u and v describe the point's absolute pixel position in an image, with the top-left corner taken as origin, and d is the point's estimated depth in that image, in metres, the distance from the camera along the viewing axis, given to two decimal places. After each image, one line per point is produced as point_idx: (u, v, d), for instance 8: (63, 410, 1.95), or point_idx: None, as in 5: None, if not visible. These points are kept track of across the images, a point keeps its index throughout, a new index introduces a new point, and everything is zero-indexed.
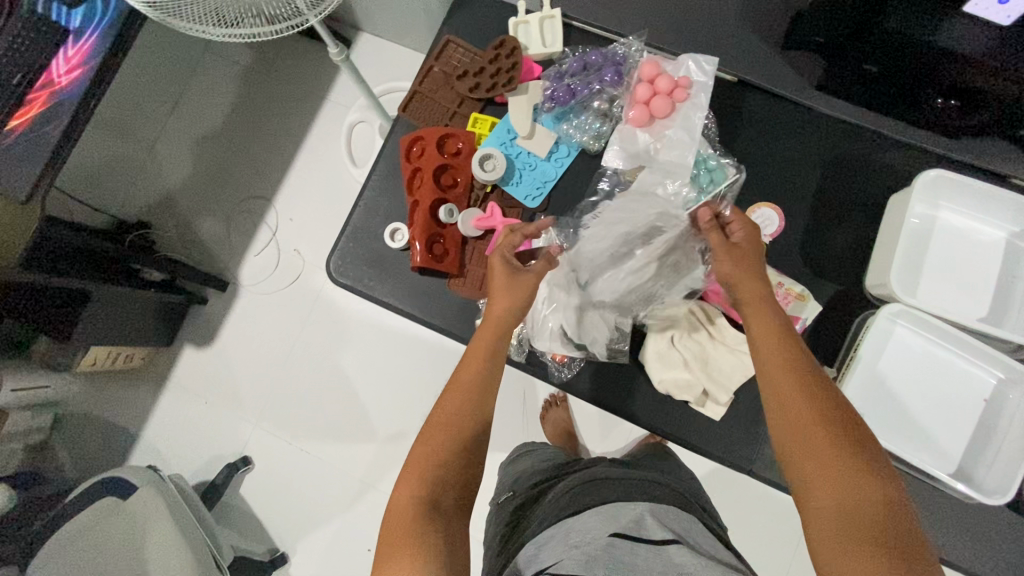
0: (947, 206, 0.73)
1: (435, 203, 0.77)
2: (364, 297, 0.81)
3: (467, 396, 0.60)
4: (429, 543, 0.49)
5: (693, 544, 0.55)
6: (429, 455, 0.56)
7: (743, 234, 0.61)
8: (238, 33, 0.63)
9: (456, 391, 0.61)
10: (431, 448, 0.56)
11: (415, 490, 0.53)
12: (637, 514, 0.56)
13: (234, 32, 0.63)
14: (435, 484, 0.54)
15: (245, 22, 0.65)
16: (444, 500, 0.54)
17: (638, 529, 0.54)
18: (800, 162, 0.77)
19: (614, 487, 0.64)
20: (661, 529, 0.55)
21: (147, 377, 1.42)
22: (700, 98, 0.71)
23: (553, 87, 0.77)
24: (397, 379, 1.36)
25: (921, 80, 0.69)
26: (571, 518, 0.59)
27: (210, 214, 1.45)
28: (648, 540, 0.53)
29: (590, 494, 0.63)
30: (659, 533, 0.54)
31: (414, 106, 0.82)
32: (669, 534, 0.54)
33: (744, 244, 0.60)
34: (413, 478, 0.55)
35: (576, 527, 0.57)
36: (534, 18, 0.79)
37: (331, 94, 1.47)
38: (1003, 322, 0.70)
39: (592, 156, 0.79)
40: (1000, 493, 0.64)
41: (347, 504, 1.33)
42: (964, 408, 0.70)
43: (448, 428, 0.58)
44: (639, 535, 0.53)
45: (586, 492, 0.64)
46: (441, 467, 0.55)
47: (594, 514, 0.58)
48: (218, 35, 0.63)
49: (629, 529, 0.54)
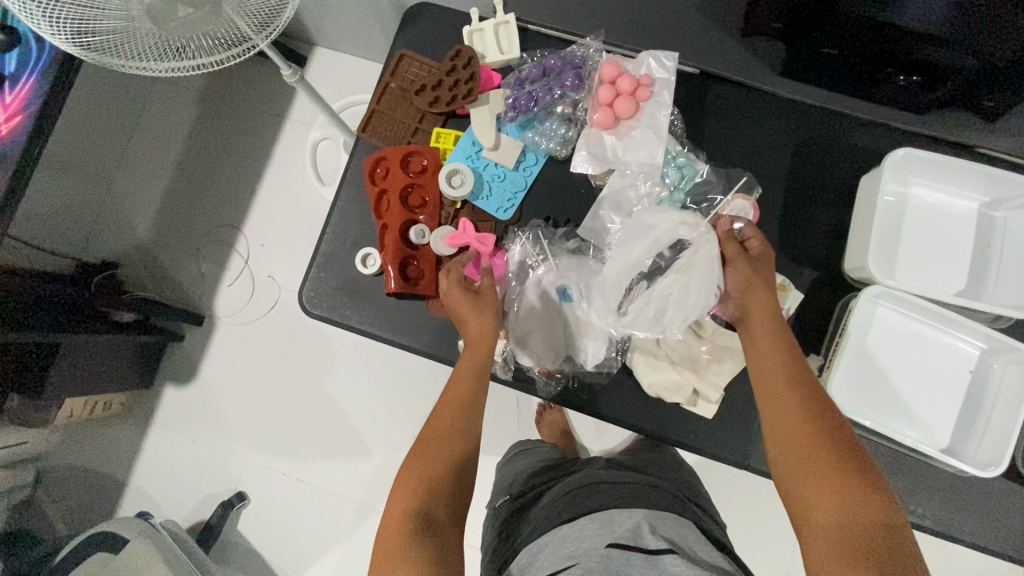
0: (918, 183, 0.73)
1: (405, 224, 0.74)
2: (340, 326, 0.79)
3: (459, 411, 0.62)
4: (419, 562, 0.50)
5: (690, 550, 0.54)
6: (418, 466, 0.58)
7: (756, 247, 0.66)
8: (180, 66, 0.59)
9: (448, 405, 0.63)
10: (425, 461, 0.58)
11: (409, 503, 0.55)
12: (632, 522, 0.56)
13: (175, 65, 0.59)
14: (427, 502, 0.55)
15: (189, 53, 0.62)
16: (434, 515, 0.54)
17: (634, 537, 0.54)
18: (768, 149, 0.76)
19: (607, 492, 0.64)
20: (656, 536, 0.54)
21: (127, 420, 1.38)
22: (664, 95, 0.70)
23: (515, 96, 0.76)
24: (387, 397, 1.34)
25: (882, 58, 0.67)
26: (566, 527, 0.60)
27: (180, 247, 1.41)
28: (642, 548, 0.52)
29: (585, 501, 0.63)
30: (655, 542, 0.53)
31: (374, 124, 0.79)
32: (664, 542, 0.53)
33: (759, 257, 0.65)
34: (406, 488, 0.56)
35: (572, 537, 0.57)
36: (489, 25, 0.77)
37: (291, 113, 1.43)
38: (981, 294, 0.70)
39: (560, 163, 0.77)
40: (994, 465, 0.65)
41: (348, 531, 1.31)
42: (952, 382, 0.70)
43: (440, 439, 0.60)
44: (635, 543, 0.53)
45: (579, 497, 0.64)
46: (436, 480, 0.57)
47: (591, 523, 0.58)
48: (159, 71, 0.59)
49: (625, 538, 0.54)
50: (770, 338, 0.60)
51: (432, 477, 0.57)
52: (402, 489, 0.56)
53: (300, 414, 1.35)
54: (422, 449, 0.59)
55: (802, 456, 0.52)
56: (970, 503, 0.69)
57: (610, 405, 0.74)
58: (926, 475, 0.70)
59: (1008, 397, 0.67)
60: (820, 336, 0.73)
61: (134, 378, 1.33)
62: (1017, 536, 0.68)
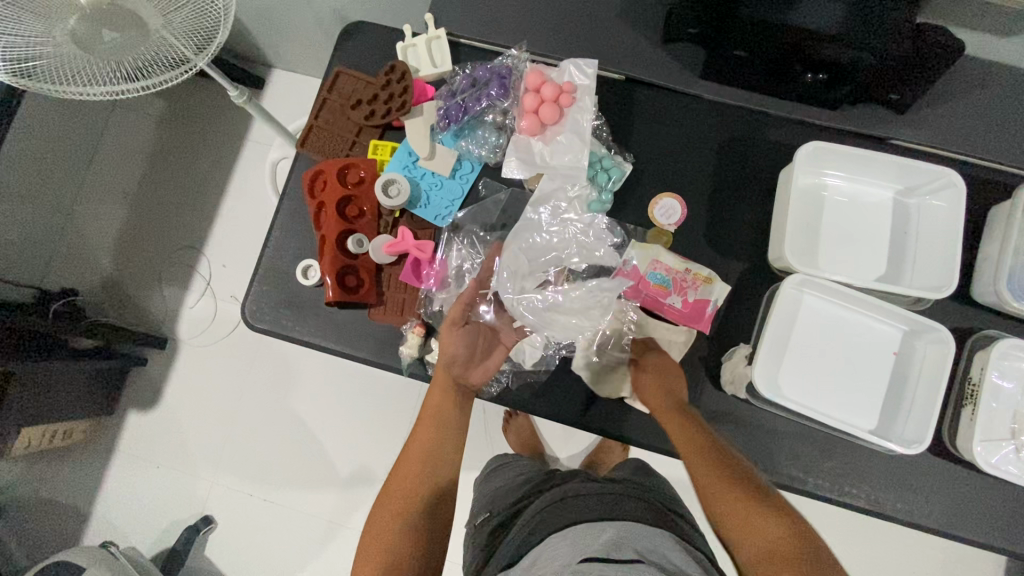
0: (834, 174, 0.76)
1: (342, 235, 0.75)
2: (284, 339, 0.79)
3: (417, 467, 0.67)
4: None
5: (665, 559, 0.50)
6: (385, 532, 0.61)
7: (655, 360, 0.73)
8: (117, 90, 0.59)
9: (406, 462, 0.68)
10: (389, 518, 0.62)
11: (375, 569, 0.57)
12: (607, 536, 0.52)
13: (112, 89, 0.59)
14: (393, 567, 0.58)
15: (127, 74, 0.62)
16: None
17: (610, 550, 0.50)
18: (693, 149, 0.79)
19: (582, 502, 0.59)
20: (630, 548, 0.50)
21: (91, 448, 1.36)
22: (585, 101, 0.74)
23: (446, 107, 0.78)
24: (355, 412, 1.34)
25: (789, 57, 0.70)
26: (541, 544, 0.55)
27: (141, 272, 1.41)
28: (616, 560, 0.48)
29: (560, 513, 0.58)
30: (627, 552, 0.49)
31: (312, 140, 0.81)
32: (633, 553, 0.49)
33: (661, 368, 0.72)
34: (371, 563, 0.58)
35: (545, 554, 0.53)
36: (421, 41, 0.79)
37: (250, 135, 1.45)
38: (900, 278, 0.73)
39: (494, 169, 0.80)
40: (919, 442, 0.67)
41: (318, 549, 1.29)
42: (879, 363, 0.72)
43: (405, 507, 0.63)
44: (610, 556, 0.49)
45: (555, 510, 0.59)
46: (402, 543, 0.60)
47: (564, 537, 0.54)
48: (96, 94, 0.60)
49: (598, 551, 0.49)
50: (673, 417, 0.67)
51: (405, 547, 0.60)
52: (372, 548, 0.59)
53: (268, 434, 1.35)
54: (384, 519, 0.62)
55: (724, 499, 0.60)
56: (903, 482, 0.71)
57: (552, 404, 0.75)
58: (857, 456, 0.72)
59: (929, 376, 0.69)
60: (748, 325, 0.75)
61: (96, 406, 1.32)
62: (951, 512, 0.70)
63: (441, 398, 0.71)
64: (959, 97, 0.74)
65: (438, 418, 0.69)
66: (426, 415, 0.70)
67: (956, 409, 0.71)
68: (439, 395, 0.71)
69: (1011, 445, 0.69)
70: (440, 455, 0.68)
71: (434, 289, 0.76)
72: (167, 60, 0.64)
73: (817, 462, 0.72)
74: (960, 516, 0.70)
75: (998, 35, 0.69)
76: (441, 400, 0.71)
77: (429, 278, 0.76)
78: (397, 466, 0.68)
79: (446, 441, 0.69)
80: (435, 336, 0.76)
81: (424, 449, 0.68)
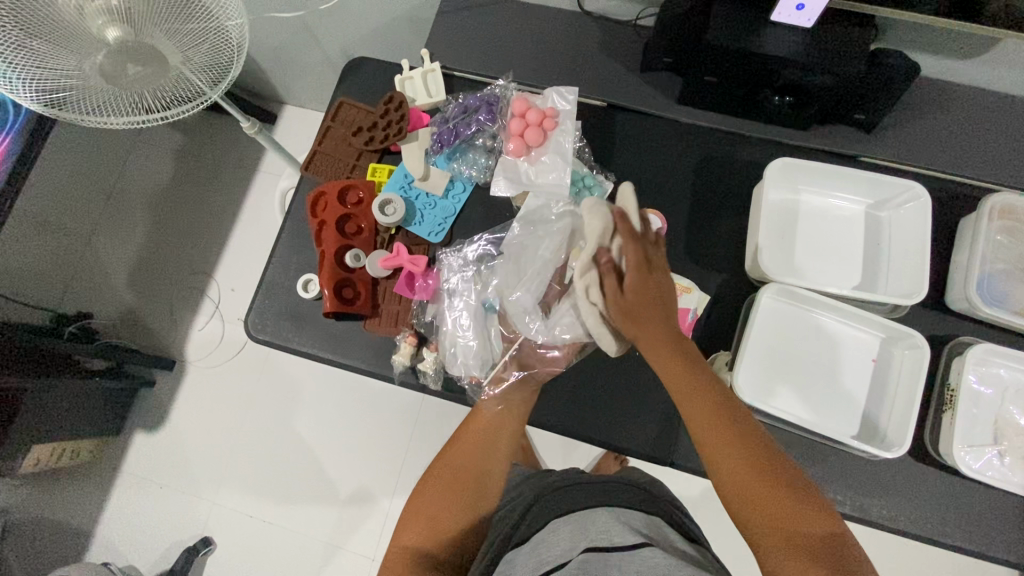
0: (805, 189, 0.80)
1: (341, 250, 0.80)
2: (283, 349, 0.83)
3: (473, 448, 0.65)
4: None
5: (664, 544, 0.51)
6: (440, 504, 0.61)
7: (659, 269, 0.59)
8: (141, 119, 0.67)
9: (461, 441, 0.67)
10: (434, 497, 0.62)
11: (414, 543, 0.59)
12: (609, 523, 0.53)
13: (136, 119, 0.67)
14: (427, 542, 0.59)
15: (146, 103, 0.69)
16: (435, 554, 0.59)
17: (612, 537, 0.51)
18: (672, 167, 0.83)
19: (580, 491, 0.60)
20: (631, 533, 0.51)
21: (97, 468, 1.39)
22: (567, 124, 0.80)
23: (439, 131, 0.84)
24: (356, 431, 1.36)
25: (756, 82, 0.74)
26: (543, 530, 0.56)
27: (152, 296, 1.47)
28: (620, 546, 0.49)
29: (559, 501, 0.60)
30: (630, 537, 0.51)
31: (315, 163, 0.87)
32: (639, 539, 0.50)
33: (656, 282, 0.58)
34: (415, 529, 0.60)
35: (548, 539, 0.54)
36: (417, 74, 0.86)
37: (262, 166, 1.54)
38: (876, 286, 0.76)
39: (484, 188, 0.84)
40: (898, 446, 0.68)
41: (316, 571, 1.29)
42: (859, 369, 0.74)
43: (458, 485, 0.62)
44: (614, 543, 0.50)
45: (554, 499, 0.61)
46: (446, 524, 0.60)
47: (566, 523, 0.55)
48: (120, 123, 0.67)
49: (603, 539, 0.51)
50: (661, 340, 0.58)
51: (451, 526, 0.60)
52: (415, 520, 0.61)
53: (270, 454, 1.36)
54: (437, 492, 0.62)
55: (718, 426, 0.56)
56: (888, 486, 0.72)
57: (540, 411, 0.77)
58: (841, 461, 0.73)
59: (907, 381, 0.70)
60: (728, 333, 0.78)
61: (104, 426, 1.35)
62: (938, 516, 0.70)
63: (497, 408, 0.70)
64: (922, 116, 0.78)
65: (492, 424, 0.68)
66: (482, 413, 0.69)
67: (937, 414, 0.72)
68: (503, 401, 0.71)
69: (993, 451, 0.69)
70: (499, 442, 0.67)
71: (427, 300, 0.80)
72: (183, 94, 0.70)
73: (801, 467, 0.73)
74: (945, 521, 0.70)
75: (954, 58, 0.74)
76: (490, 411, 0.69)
77: (422, 290, 0.80)
78: (451, 445, 0.67)
79: (504, 432, 0.68)
80: (427, 346, 0.79)
81: (481, 435, 0.67)
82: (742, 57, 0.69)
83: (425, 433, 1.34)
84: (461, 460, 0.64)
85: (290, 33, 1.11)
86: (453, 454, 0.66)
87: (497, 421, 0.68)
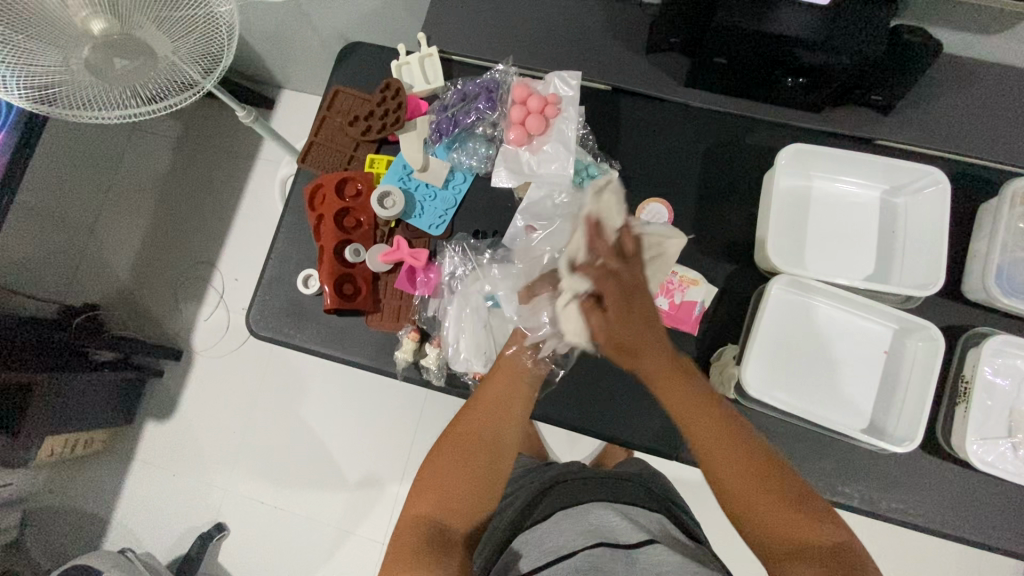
0: (818, 175, 0.77)
1: (340, 245, 0.79)
2: (285, 345, 0.83)
3: (492, 411, 0.66)
4: None
5: (666, 542, 0.52)
6: (459, 475, 0.61)
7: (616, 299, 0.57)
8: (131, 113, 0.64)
9: (482, 405, 0.66)
10: (455, 464, 0.61)
11: (428, 512, 0.59)
12: (612, 519, 0.53)
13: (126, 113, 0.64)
14: (444, 515, 0.59)
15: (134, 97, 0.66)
16: (452, 530, 0.58)
17: (616, 533, 0.51)
18: (679, 154, 0.80)
19: (579, 487, 0.61)
20: (636, 532, 0.52)
21: (111, 455, 1.41)
22: (570, 111, 0.77)
23: (438, 120, 0.81)
24: (361, 418, 1.37)
25: (767, 63, 0.70)
26: (545, 519, 0.57)
27: (157, 287, 1.47)
28: (626, 546, 0.50)
29: (560, 496, 0.60)
30: (635, 536, 0.51)
31: (312, 156, 0.85)
32: (644, 537, 0.51)
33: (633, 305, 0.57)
34: (429, 500, 0.60)
35: (548, 530, 0.54)
36: (414, 59, 0.83)
37: (262, 153, 1.51)
38: (890, 277, 0.73)
39: (484, 179, 0.82)
40: (909, 441, 0.67)
41: (327, 555, 1.31)
42: (868, 363, 0.72)
43: (475, 458, 0.62)
44: (618, 540, 0.50)
45: (557, 493, 0.61)
46: (463, 497, 0.60)
47: (566, 517, 0.55)
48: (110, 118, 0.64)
49: (609, 536, 0.51)
50: (677, 382, 0.59)
51: (469, 500, 0.60)
52: (426, 492, 0.60)
53: (279, 442, 1.38)
54: (455, 460, 0.61)
55: (727, 443, 0.57)
56: (898, 479, 0.71)
57: (546, 406, 0.77)
58: (850, 455, 0.72)
59: (920, 374, 0.69)
60: (736, 327, 0.76)
61: (116, 416, 1.37)
62: (947, 509, 0.70)
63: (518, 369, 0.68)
64: (942, 96, 0.74)
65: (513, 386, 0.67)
66: (500, 374, 0.68)
67: (949, 406, 0.70)
68: (510, 373, 0.68)
69: (1007, 443, 0.68)
70: (515, 412, 0.66)
71: (429, 295, 0.79)
72: (177, 81, 0.68)
73: (809, 460, 0.72)
74: (955, 514, 0.69)
75: (978, 34, 0.69)
76: (512, 370, 0.68)
77: (423, 284, 0.78)
78: (469, 408, 0.66)
79: (519, 396, 0.67)
80: (430, 341, 0.78)
81: (496, 398, 0.66)
82: (752, 37, 0.65)
83: (432, 423, 1.34)
84: (477, 425, 0.64)
85: (283, 16, 1.07)
86: (472, 418, 0.65)
87: (513, 383, 0.68)
